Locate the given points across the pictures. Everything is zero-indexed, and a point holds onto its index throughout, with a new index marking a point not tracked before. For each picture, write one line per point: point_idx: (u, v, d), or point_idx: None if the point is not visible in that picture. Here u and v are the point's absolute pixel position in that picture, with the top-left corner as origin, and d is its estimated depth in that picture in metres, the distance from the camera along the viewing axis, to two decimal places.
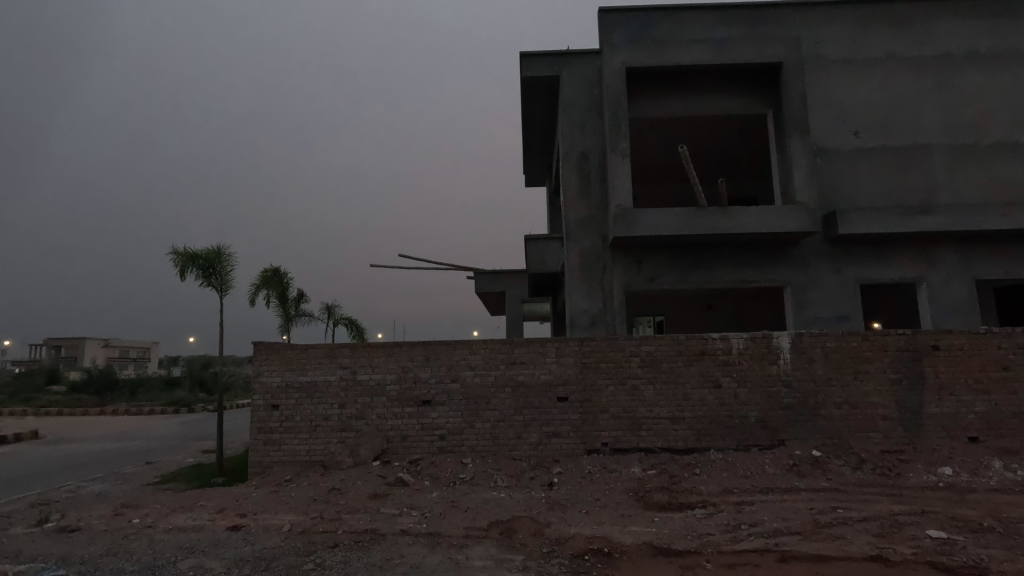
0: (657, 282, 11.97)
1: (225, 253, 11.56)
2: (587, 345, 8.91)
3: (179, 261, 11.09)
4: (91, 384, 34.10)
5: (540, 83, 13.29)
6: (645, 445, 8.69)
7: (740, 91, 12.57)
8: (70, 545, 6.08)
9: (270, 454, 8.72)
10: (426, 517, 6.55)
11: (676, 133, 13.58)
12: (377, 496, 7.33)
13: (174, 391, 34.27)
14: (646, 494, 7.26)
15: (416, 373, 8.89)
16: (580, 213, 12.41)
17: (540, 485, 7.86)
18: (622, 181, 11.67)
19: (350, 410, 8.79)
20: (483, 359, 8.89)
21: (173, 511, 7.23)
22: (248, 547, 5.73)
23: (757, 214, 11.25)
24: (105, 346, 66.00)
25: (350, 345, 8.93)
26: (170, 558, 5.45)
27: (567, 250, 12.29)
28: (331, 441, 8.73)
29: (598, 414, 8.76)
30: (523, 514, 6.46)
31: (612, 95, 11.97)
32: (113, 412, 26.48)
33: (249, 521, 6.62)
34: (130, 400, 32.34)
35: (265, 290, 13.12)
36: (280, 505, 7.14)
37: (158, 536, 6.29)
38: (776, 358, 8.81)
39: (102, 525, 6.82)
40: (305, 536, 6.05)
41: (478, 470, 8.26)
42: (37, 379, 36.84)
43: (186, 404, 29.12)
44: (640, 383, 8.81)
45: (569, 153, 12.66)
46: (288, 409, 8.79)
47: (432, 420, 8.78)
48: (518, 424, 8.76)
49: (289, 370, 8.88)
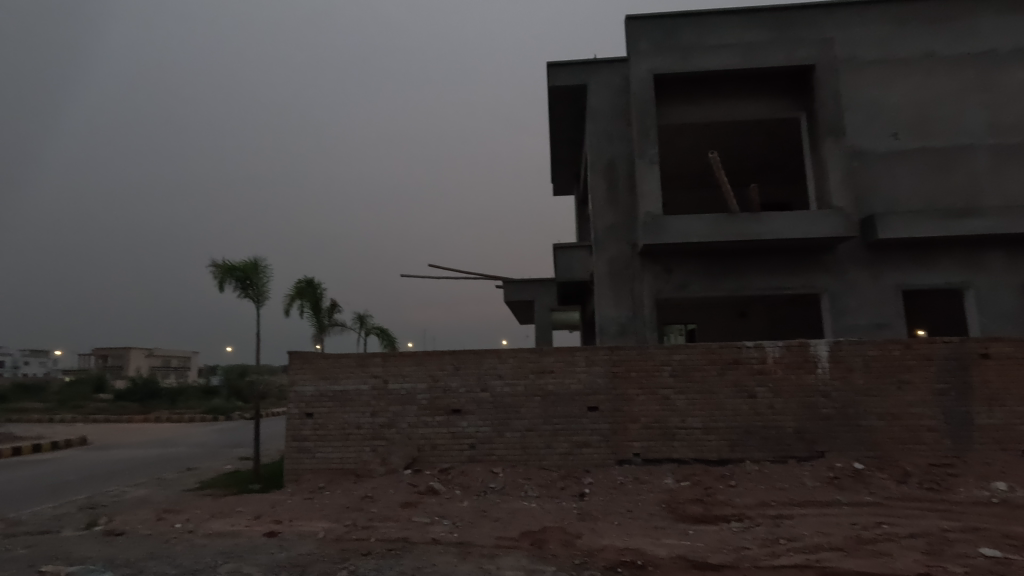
0: (688, 289, 11.79)
1: (262, 264, 11.89)
2: (616, 354, 8.82)
3: (218, 273, 11.48)
4: (135, 393, 35.49)
5: (566, 92, 13.31)
6: (678, 456, 8.56)
7: (769, 95, 12.39)
8: (117, 548, 6.30)
9: (303, 462, 8.89)
10: (457, 526, 6.56)
11: (705, 138, 13.41)
12: (408, 504, 7.38)
13: (213, 399, 35.38)
14: (678, 505, 7.09)
15: (446, 382, 8.95)
16: (608, 221, 12.35)
17: (571, 495, 7.73)
18: (651, 188, 11.55)
19: (382, 418, 8.91)
20: (512, 368, 8.90)
21: (213, 517, 7.43)
22: (283, 553, 5.83)
23: (790, 219, 11.01)
24: (149, 356, 68.65)
25: (381, 354, 9.06)
26: (210, 562, 5.59)
27: (596, 259, 12.24)
28: (363, 449, 8.85)
29: (628, 423, 8.67)
30: (553, 525, 6.42)
31: (639, 101, 11.89)
32: (155, 419, 27.39)
33: (285, 528, 6.75)
34: (171, 408, 33.57)
35: (298, 301, 13.42)
36: (314, 513, 7.25)
37: (198, 541, 6.47)
38: (814, 367, 8.56)
39: (147, 529, 7.06)
40: (339, 543, 6.11)
41: (508, 479, 8.23)
42: (85, 388, 38.59)
43: (223, 412, 29.96)
44: (672, 393, 8.68)
45: (596, 162, 12.64)
46: (322, 417, 8.96)
47: (462, 429, 8.82)
48: (547, 434, 8.73)
49: (322, 379, 9.06)
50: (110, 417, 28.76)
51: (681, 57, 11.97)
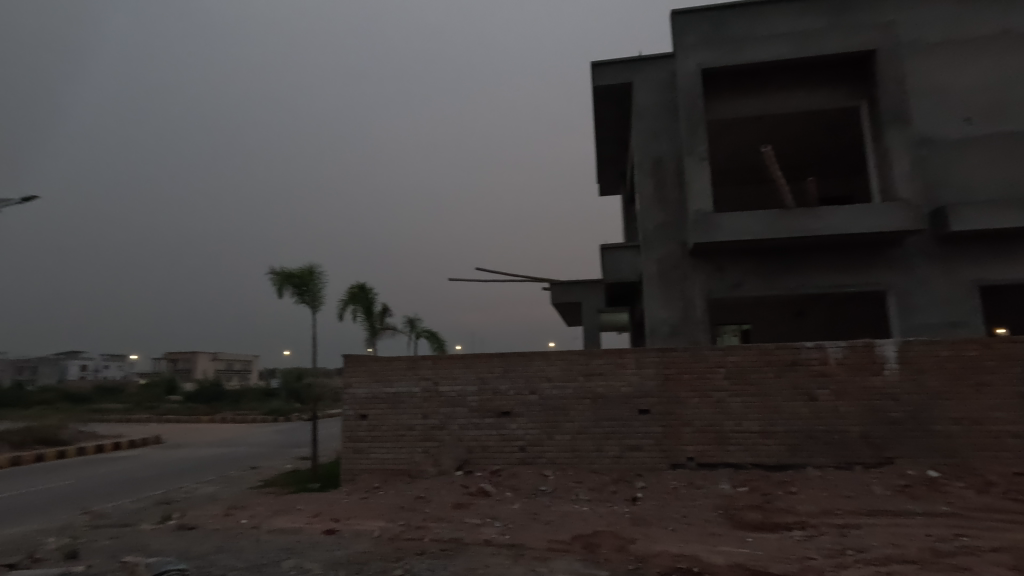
0: (741, 289, 11.43)
1: (317, 271, 12.34)
2: (667, 356, 8.64)
3: (276, 280, 12.00)
4: (201, 394, 37.59)
5: (611, 92, 13.17)
6: (734, 461, 8.30)
7: (826, 84, 11.87)
8: (189, 541, 6.67)
9: (359, 462, 9.15)
10: (508, 528, 6.58)
11: (757, 132, 12.97)
12: (460, 506, 7.46)
13: (272, 400, 37.02)
14: (735, 512, 6.85)
15: (495, 385, 9.01)
16: (657, 220, 12.13)
17: (622, 499, 7.58)
18: (701, 186, 11.26)
19: (433, 420, 9.06)
20: (561, 370, 8.86)
21: (275, 513, 7.76)
22: (341, 550, 6.02)
23: (851, 214, 10.50)
24: (214, 360, 72.48)
25: (431, 357, 9.22)
26: (273, 557, 5.83)
27: (644, 259, 12.03)
28: (415, 450, 9.03)
29: (681, 427, 8.47)
30: (606, 529, 6.35)
31: (687, 97, 11.62)
32: (221, 420, 28.87)
33: (342, 526, 6.97)
34: (235, 409, 35.30)
35: (351, 306, 13.84)
36: (370, 512, 7.45)
37: (262, 536, 6.77)
38: (881, 369, 8.12)
39: (215, 524, 7.45)
40: (394, 542, 6.25)
41: (559, 482, 8.18)
42: (157, 390, 41.17)
43: (282, 413, 31.29)
44: (726, 395, 8.42)
45: (644, 160, 12.44)
46: (376, 418, 9.19)
47: (512, 432, 8.86)
48: (598, 437, 8.64)
49: (375, 381, 9.30)
50: (180, 418, 30.47)
51: (730, 50, 11.63)
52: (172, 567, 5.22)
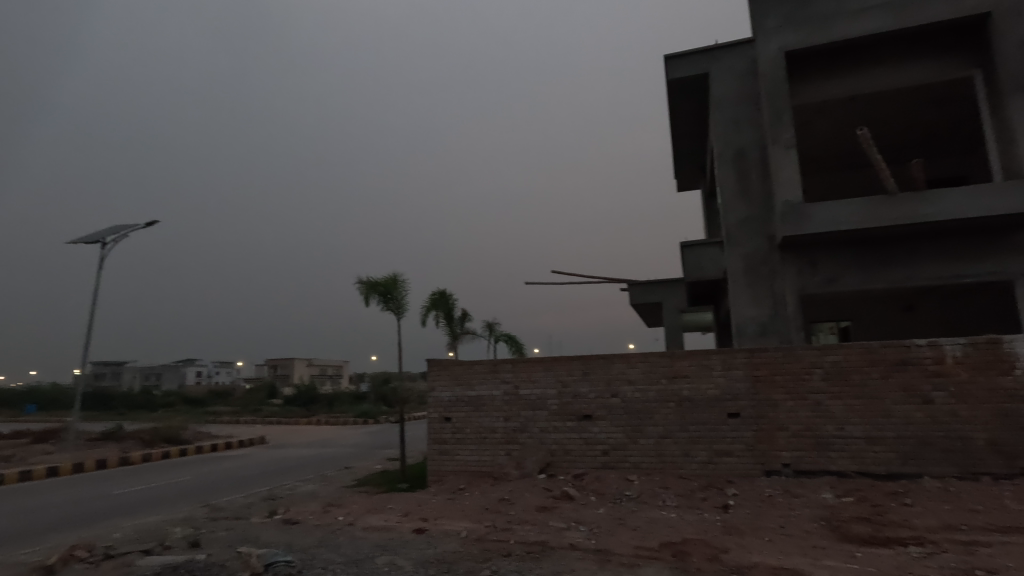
0: (838, 283, 10.62)
1: (400, 279, 12.86)
2: (757, 357, 8.20)
3: (364, 289, 12.62)
4: (298, 398, 40.28)
5: (687, 84, 12.72)
6: (836, 469, 7.73)
7: (930, 55, 10.84)
8: (293, 535, 7.16)
9: (444, 464, 9.41)
10: (594, 532, 6.50)
11: (852, 113, 12.04)
12: (544, 509, 7.47)
13: (363, 404, 38.97)
14: (840, 524, 6.36)
15: (575, 388, 8.96)
16: (740, 214, 11.57)
17: (713, 507, 7.26)
18: (789, 175, 10.60)
19: (515, 423, 9.15)
20: (643, 373, 8.66)
21: (369, 511, 8.16)
22: (431, 549, 6.22)
23: (966, 196, 9.49)
24: (309, 365, 77.48)
25: (511, 361, 9.33)
26: (368, 553, 6.13)
27: (728, 255, 11.49)
28: (498, 453, 9.16)
29: (775, 431, 8.01)
30: (696, 537, 6.11)
31: (771, 82, 10.99)
32: (317, 422, 30.77)
33: (431, 525, 7.21)
34: (329, 411, 37.52)
35: (433, 312, 14.29)
36: (457, 513, 7.64)
37: (358, 533, 7.14)
38: (1009, 368, 7.26)
39: (316, 520, 7.95)
40: (481, 543, 6.37)
41: (645, 488, 7.98)
42: (260, 394, 44.61)
43: (372, 416, 32.86)
44: (826, 398, 7.86)
45: (725, 152, 11.92)
46: (459, 421, 9.42)
47: (595, 435, 8.76)
48: (684, 441, 8.36)
49: (458, 385, 9.53)
50: (281, 420, 32.76)
51: (817, 29, 10.91)
52: (280, 560, 5.63)
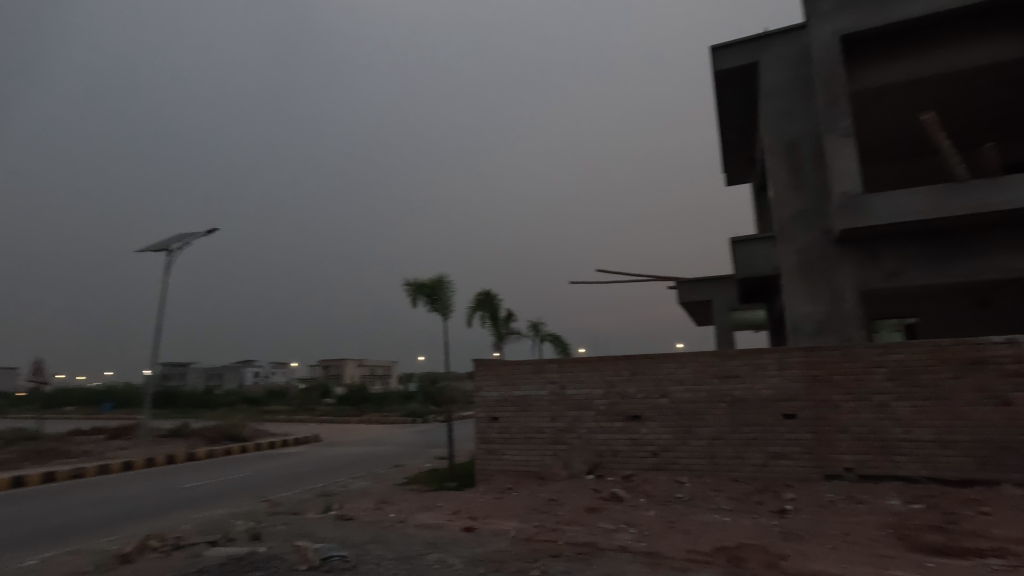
0: (903, 278, 10.04)
1: (446, 280, 13.04)
2: (815, 356, 7.86)
3: (411, 291, 12.86)
4: (350, 398, 41.47)
5: (735, 75, 12.33)
6: (904, 474, 7.32)
7: (1002, 32, 10.14)
8: (347, 531, 7.37)
9: (492, 463, 9.46)
10: (644, 535, 6.39)
11: (915, 98, 11.38)
12: (593, 510, 7.41)
13: (411, 403, 39.69)
14: (908, 533, 6.02)
15: (622, 388, 8.84)
16: (794, 208, 11.13)
17: (769, 511, 7.00)
18: (847, 165, 10.11)
19: (562, 423, 9.11)
20: (692, 373, 8.45)
21: (419, 509, 8.30)
22: (480, 547, 6.28)
23: None
24: (360, 366, 79.65)
25: (557, 360, 9.29)
26: (419, 550, 6.24)
27: (782, 250, 11.07)
28: (545, 453, 9.14)
29: (836, 434, 7.65)
30: (751, 542, 5.91)
31: (825, 68, 10.51)
32: (368, 421, 31.57)
33: (480, 524, 7.27)
34: (379, 410, 38.44)
35: (478, 312, 14.41)
36: (505, 512, 7.68)
37: (409, 530, 7.28)
38: None
39: (368, 516, 8.16)
40: (529, 543, 6.38)
41: (696, 491, 7.78)
42: (315, 394, 46.25)
43: (421, 415, 33.42)
44: (890, 399, 7.45)
45: (776, 144, 11.49)
46: (506, 420, 9.45)
47: (643, 436, 8.61)
48: (737, 443, 8.10)
49: (504, 385, 9.57)
50: (333, 419, 33.79)
51: (875, 11, 10.37)
52: (335, 554, 5.81)
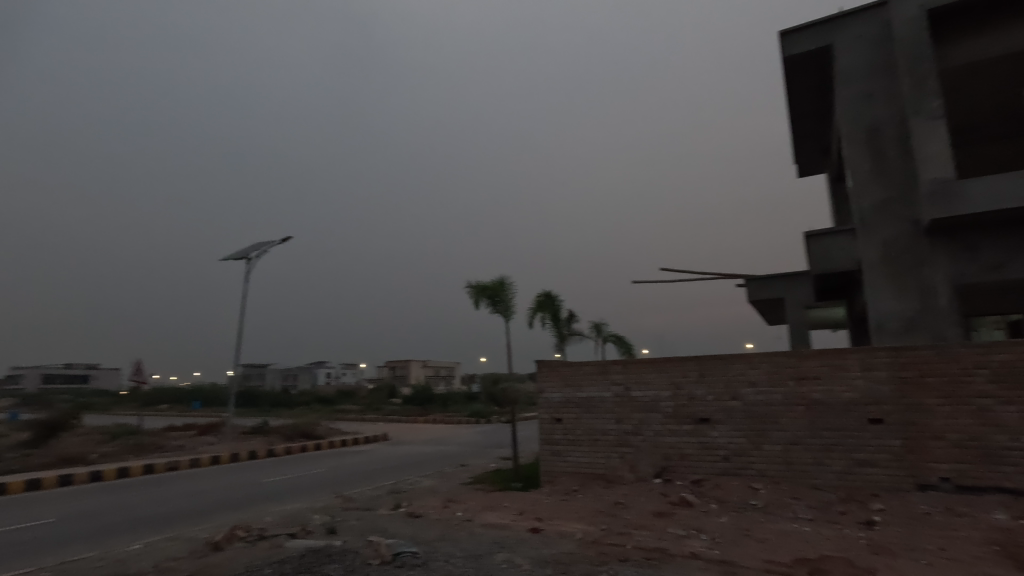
0: (1006, 271, 9.16)
1: (507, 282, 13.12)
2: (903, 356, 7.32)
3: (474, 293, 13.04)
4: (416, 398, 42.65)
5: (807, 60, 11.68)
6: (1010, 486, 6.68)
7: None
8: (416, 528, 7.55)
9: (556, 465, 9.41)
10: (718, 542, 6.16)
11: (1016, 72, 10.37)
12: (662, 515, 7.21)
13: (475, 404, 40.26)
14: (1019, 551, 5.46)
15: (691, 390, 8.56)
16: (876, 198, 10.41)
17: (855, 522, 6.56)
18: (937, 149, 9.34)
19: (627, 425, 8.94)
20: (766, 374, 8.07)
21: (485, 509, 8.39)
22: (547, 549, 6.26)
23: None
24: (424, 367, 81.72)
25: (621, 361, 9.14)
26: (487, 549, 6.30)
27: (863, 244, 10.35)
28: (611, 455, 9.01)
29: (930, 440, 7.09)
30: (835, 555, 5.56)
31: (910, 46, 9.77)
32: (434, 421, 32.32)
33: (546, 525, 7.25)
34: (444, 410, 39.26)
35: (540, 313, 14.41)
36: (571, 514, 7.62)
37: (476, 529, 7.37)
38: None
39: (436, 515, 8.32)
40: (596, 546, 6.30)
41: (773, 498, 7.41)
42: (382, 394, 47.89)
43: (485, 415, 33.85)
44: (993, 403, 6.83)
45: (854, 131, 10.80)
46: (570, 422, 9.38)
47: (714, 440, 8.31)
48: (817, 449, 7.66)
49: (567, 386, 9.50)
50: (401, 418, 34.84)
51: None
52: (406, 551, 5.97)
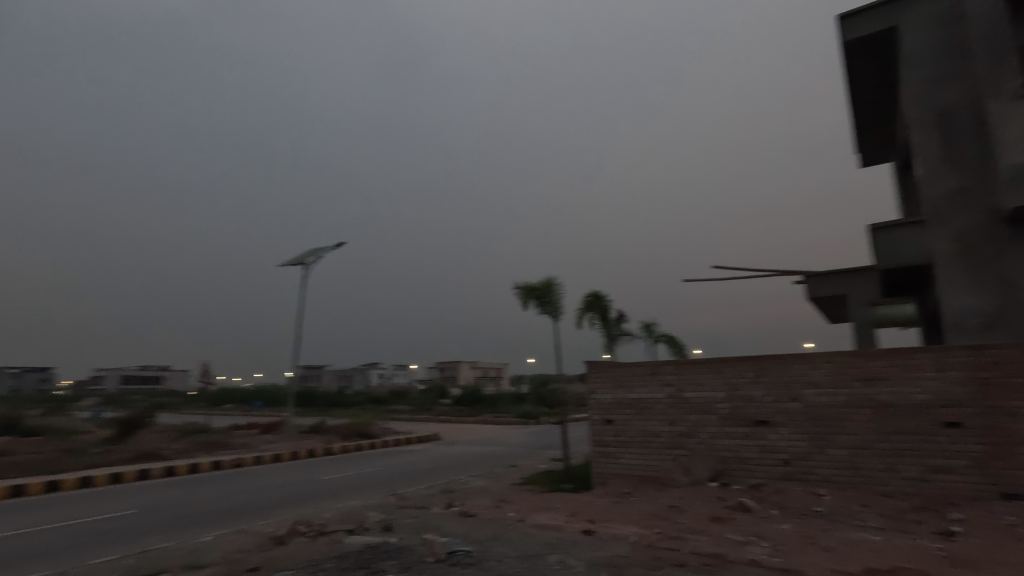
0: None
1: (555, 283, 13.09)
2: (983, 356, 6.83)
3: (522, 294, 13.07)
4: (466, 398, 43.17)
5: (868, 44, 11.09)
6: None
7: None
8: (469, 527, 7.63)
9: (608, 467, 9.30)
10: (780, 550, 5.93)
11: None
12: (718, 520, 7.00)
13: (524, 405, 40.33)
14: None
15: (747, 391, 8.28)
16: (948, 186, 9.77)
17: (931, 533, 6.16)
18: (1017, 131, 8.68)
19: (681, 427, 8.74)
20: (829, 375, 7.70)
21: (537, 510, 8.39)
22: (601, 551, 6.20)
23: None
24: (473, 368, 82.61)
25: (673, 362, 8.94)
26: (540, 550, 6.30)
27: (934, 236, 9.73)
28: (664, 458, 8.83)
29: (1014, 446, 6.59)
30: (910, 566, 5.25)
31: (985, 22, 9.13)
32: (484, 421, 32.62)
33: (598, 528, 7.18)
34: (494, 410, 39.57)
35: (588, 313, 14.29)
36: (624, 517, 7.51)
37: (528, 530, 7.39)
38: None
39: (489, 515, 8.38)
40: (651, 550, 6.19)
41: (838, 505, 7.06)
42: (433, 395, 48.73)
43: (534, 416, 33.86)
44: None
45: (923, 116, 10.18)
46: (621, 423, 9.25)
47: (773, 443, 8.00)
48: (887, 454, 7.25)
49: (617, 387, 9.36)
50: (451, 418, 35.33)
51: None
52: (460, 549, 6.05)
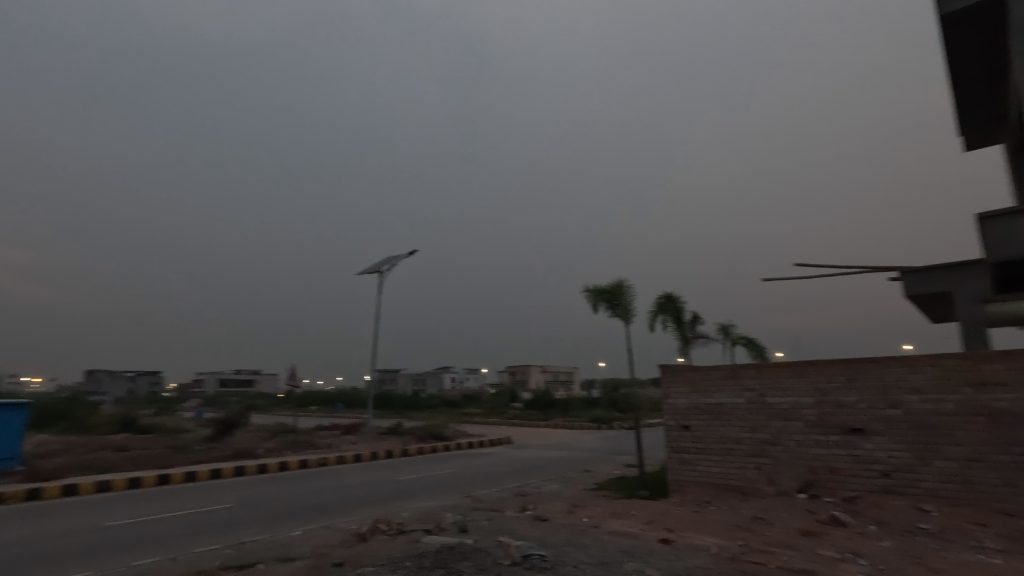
0: None
1: (625, 284, 12.84)
2: None
3: (592, 297, 12.91)
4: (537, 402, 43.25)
5: (971, 15, 10.10)
6: None
7: None
8: (543, 532, 7.62)
9: (685, 474, 8.97)
10: (880, 569, 5.48)
11: None
12: (809, 534, 6.57)
13: (596, 409, 39.83)
14: None
15: (838, 397, 7.73)
16: None
17: None
18: None
19: (764, 435, 8.28)
20: (933, 380, 7.06)
21: (612, 516, 8.24)
22: (680, 562, 6.00)
23: None
24: (543, 372, 82.65)
25: (754, 366, 8.52)
26: (615, 557, 6.19)
27: None
28: (746, 466, 8.40)
29: None
30: None
31: None
32: (555, 425, 32.50)
33: (677, 537, 6.95)
34: (565, 415, 39.36)
35: (661, 315, 13.89)
36: (704, 527, 7.22)
37: (603, 536, 7.27)
38: None
39: (562, 520, 8.32)
40: (735, 563, 5.91)
41: (948, 522, 6.43)
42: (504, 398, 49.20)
43: (605, 421, 33.34)
44: None
45: None
46: (699, 429, 8.90)
47: (869, 453, 7.41)
48: (1005, 467, 6.53)
49: (693, 392, 9.03)
50: (522, 422, 35.49)
51: None
52: (535, 552, 6.05)
